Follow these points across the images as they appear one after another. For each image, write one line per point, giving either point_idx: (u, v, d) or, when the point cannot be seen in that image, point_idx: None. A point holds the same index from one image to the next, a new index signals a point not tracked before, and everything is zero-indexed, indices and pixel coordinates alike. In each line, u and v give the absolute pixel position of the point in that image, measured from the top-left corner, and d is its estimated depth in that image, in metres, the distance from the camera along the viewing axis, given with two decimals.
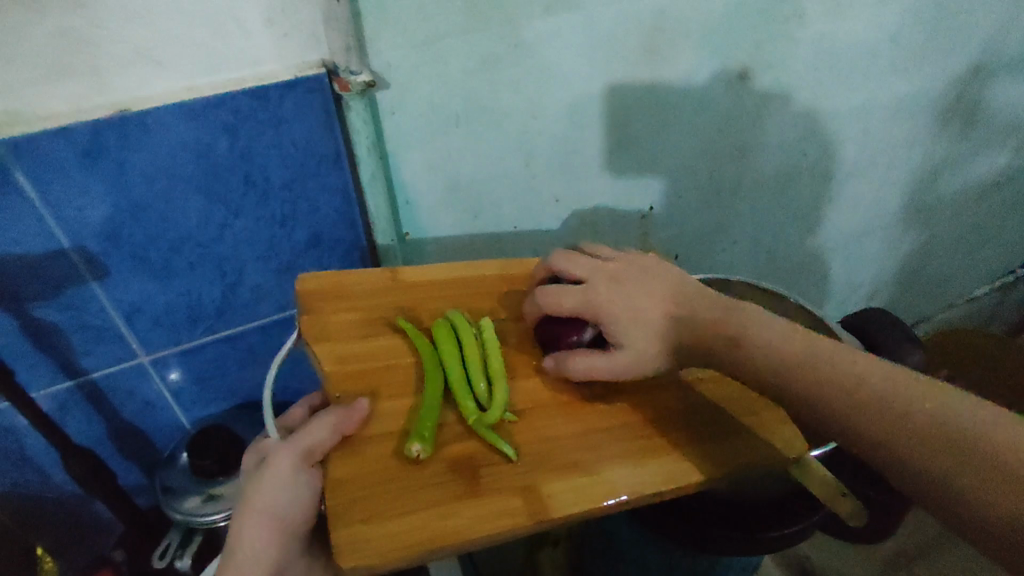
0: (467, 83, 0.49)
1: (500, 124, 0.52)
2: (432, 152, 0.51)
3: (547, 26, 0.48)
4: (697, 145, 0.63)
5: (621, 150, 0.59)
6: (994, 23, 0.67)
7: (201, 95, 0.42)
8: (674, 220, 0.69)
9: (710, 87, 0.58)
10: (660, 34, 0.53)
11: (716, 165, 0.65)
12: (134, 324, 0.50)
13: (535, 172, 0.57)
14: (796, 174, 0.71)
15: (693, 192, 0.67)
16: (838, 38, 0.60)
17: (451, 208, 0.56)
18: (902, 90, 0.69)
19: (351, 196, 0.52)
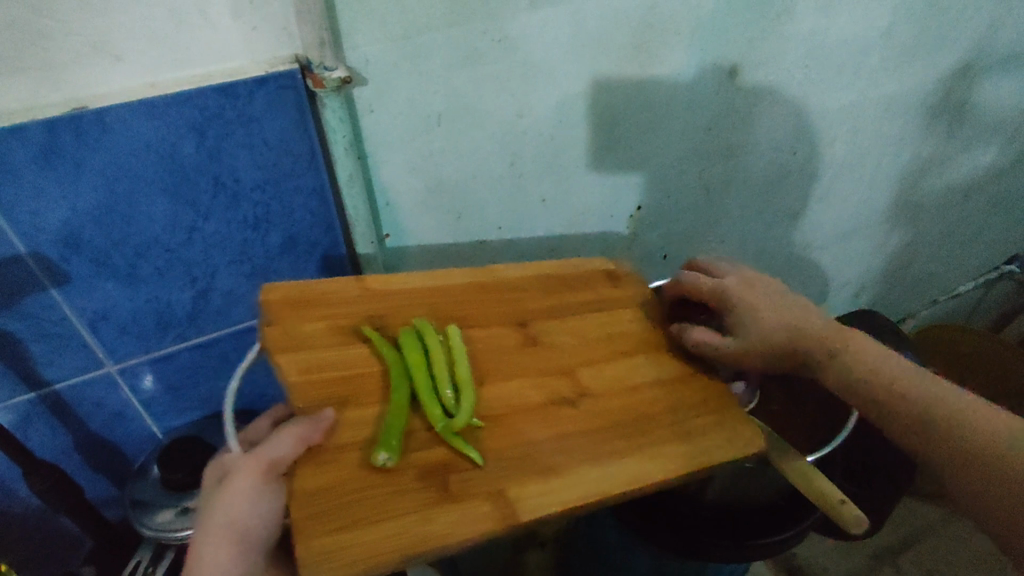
0: (448, 81, 0.48)
1: (481, 123, 0.52)
2: (410, 151, 0.51)
3: (533, 22, 0.48)
4: (686, 144, 0.63)
5: (607, 150, 0.59)
6: (981, 25, 0.70)
7: (165, 92, 0.41)
8: (662, 219, 0.70)
9: (698, 83, 0.59)
10: (650, 31, 0.53)
11: (706, 164, 0.66)
12: (100, 332, 0.49)
13: (521, 171, 0.57)
14: (786, 174, 0.73)
15: (683, 192, 0.68)
16: (828, 36, 0.62)
17: (432, 210, 0.56)
18: (889, 89, 0.71)
19: (327, 198, 0.51)
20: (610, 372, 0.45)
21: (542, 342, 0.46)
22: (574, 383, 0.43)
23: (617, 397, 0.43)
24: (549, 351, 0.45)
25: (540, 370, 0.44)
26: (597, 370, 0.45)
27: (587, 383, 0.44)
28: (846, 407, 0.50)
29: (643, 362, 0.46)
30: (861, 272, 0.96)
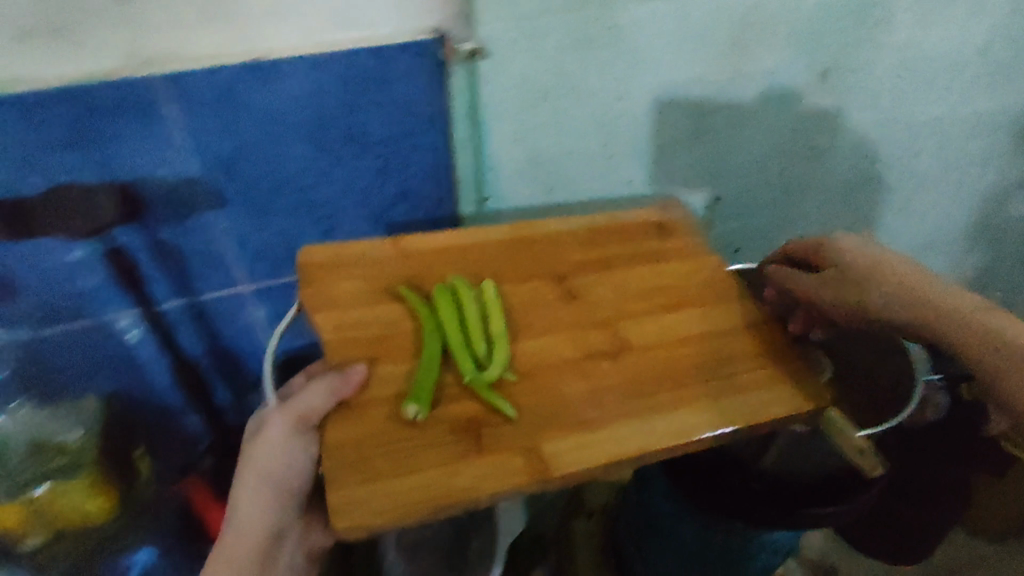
0: (559, 59, 0.48)
1: (581, 101, 0.50)
2: (521, 120, 0.50)
3: (643, 13, 0.47)
4: (770, 144, 0.58)
5: (699, 139, 0.56)
6: None
7: (325, 51, 0.44)
8: (738, 212, 0.63)
9: (784, 96, 0.55)
10: (751, 29, 0.50)
11: (789, 164, 0.60)
12: (241, 255, 0.52)
13: (614, 152, 0.55)
14: (871, 181, 0.65)
15: (762, 188, 0.62)
16: (925, 47, 0.55)
17: (528, 181, 0.55)
18: (982, 106, 0.61)
19: (442, 159, 0.51)
20: (655, 325, 0.43)
21: (581, 297, 0.45)
22: (614, 336, 0.42)
23: (661, 350, 0.42)
24: (588, 307, 0.44)
25: (578, 324, 0.43)
26: (640, 322, 0.43)
27: (628, 337, 0.42)
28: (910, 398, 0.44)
29: (691, 314, 0.44)
30: None
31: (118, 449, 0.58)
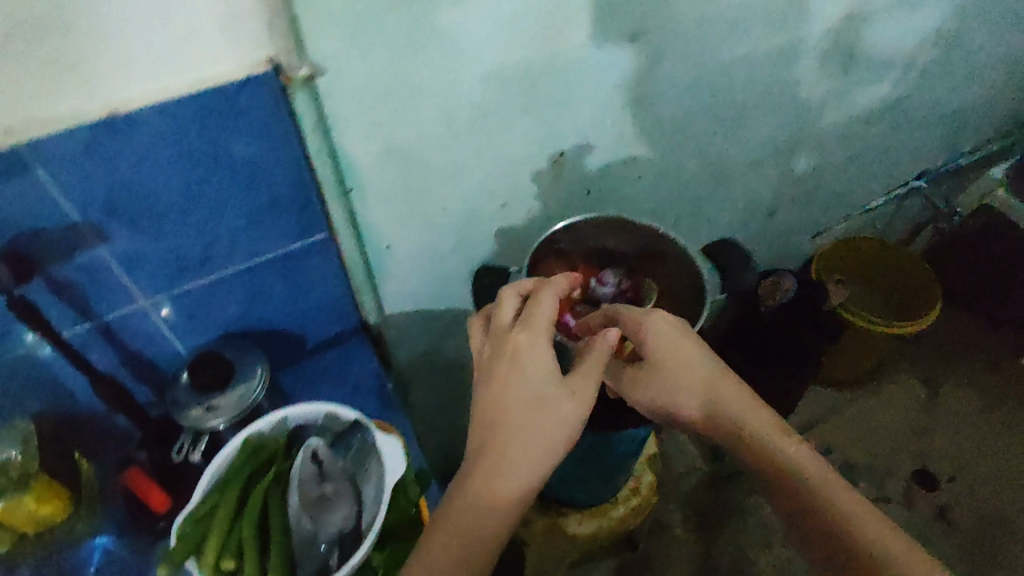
0: (367, 113, 0.68)
1: (407, 100, 0.70)
2: (364, 125, 0.69)
3: (456, 14, 0.65)
4: (392, 180, 0.77)
5: (388, 154, 0.74)
6: (542, 131, 0.86)
7: (172, 128, 0.58)
8: (424, 259, 0.91)
9: (414, 116, 0.72)
10: (395, 91, 0.68)
11: (417, 193, 0.81)
12: (136, 274, 0.68)
13: (387, 164, 0.75)
14: (468, 203, 0.89)
15: (404, 209, 0.82)
16: (391, 123, 0.71)
17: (384, 163, 0.75)
18: (484, 144, 0.82)
19: (302, 167, 0.68)
20: None
21: None
22: None
23: None
24: None
25: None
26: None
27: None
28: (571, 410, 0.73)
29: None
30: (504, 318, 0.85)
31: (28, 394, 0.73)
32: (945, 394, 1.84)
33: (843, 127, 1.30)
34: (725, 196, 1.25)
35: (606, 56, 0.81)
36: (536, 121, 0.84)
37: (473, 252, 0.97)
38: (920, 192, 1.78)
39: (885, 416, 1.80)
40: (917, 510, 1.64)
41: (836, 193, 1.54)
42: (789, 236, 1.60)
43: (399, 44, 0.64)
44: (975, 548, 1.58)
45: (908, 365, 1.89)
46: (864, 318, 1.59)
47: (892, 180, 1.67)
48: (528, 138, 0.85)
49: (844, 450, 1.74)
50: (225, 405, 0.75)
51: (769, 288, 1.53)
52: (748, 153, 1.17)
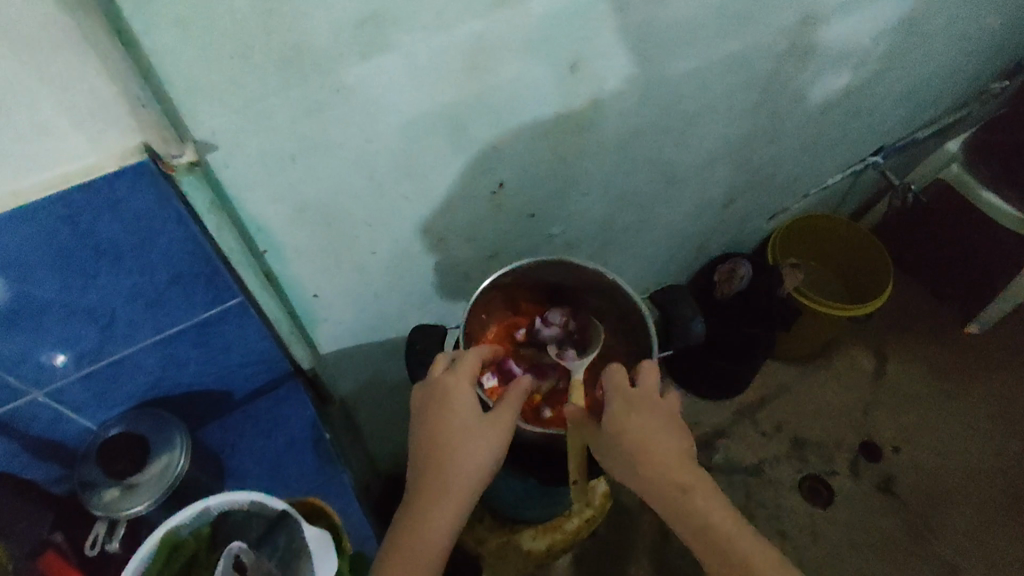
0: (274, 177, 0.61)
1: (320, 159, 0.63)
2: (272, 189, 0.62)
3: (366, 70, 0.58)
4: (312, 236, 0.71)
5: (305, 212, 0.67)
6: (480, 167, 0.79)
7: (39, 229, 0.52)
8: (359, 302, 0.86)
9: (331, 173, 0.65)
10: (304, 153, 0.61)
11: (344, 244, 0.75)
12: (24, 368, 0.62)
13: (305, 221, 0.68)
14: (405, 245, 0.82)
15: (331, 260, 0.76)
16: (305, 184, 0.64)
17: (302, 222, 0.68)
18: (414, 190, 0.75)
19: (203, 242, 0.61)
20: None
21: None
22: None
23: None
24: None
25: None
26: None
27: None
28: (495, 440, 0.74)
29: None
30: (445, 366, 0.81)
31: None
32: (891, 366, 1.91)
33: (799, 118, 1.26)
34: (678, 198, 1.20)
35: (541, 88, 0.74)
36: (472, 158, 0.77)
37: (409, 288, 0.90)
38: (874, 166, 1.79)
39: (832, 391, 1.86)
40: (862, 481, 1.71)
41: (791, 178, 1.52)
42: (744, 222, 1.58)
43: (299, 106, 0.57)
44: (912, 514, 1.67)
45: (856, 340, 1.95)
46: (813, 299, 1.60)
47: (848, 160, 1.65)
48: (463, 175, 0.78)
49: (794, 425, 1.79)
50: (143, 483, 0.72)
51: (724, 275, 1.55)
52: (702, 157, 1.12)
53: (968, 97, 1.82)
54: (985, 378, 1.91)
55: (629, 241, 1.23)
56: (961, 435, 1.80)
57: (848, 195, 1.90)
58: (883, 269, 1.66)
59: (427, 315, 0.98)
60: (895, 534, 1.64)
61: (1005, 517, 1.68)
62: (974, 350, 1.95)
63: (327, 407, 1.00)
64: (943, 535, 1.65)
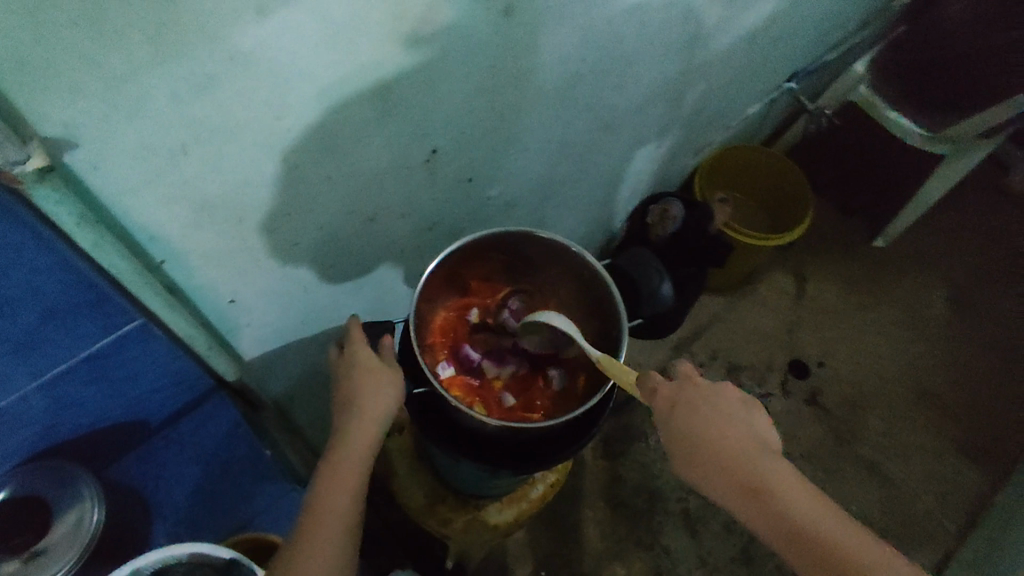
0: (162, 171, 0.50)
1: (219, 146, 0.51)
2: (160, 189, 0.51)
3: (264, 31, 0.46)
4: (221, 237, 0.59)
5: (208, 210, 0.56)
6: (409, 132, 0.68)
7: None
8: (286, 301, 0.75)
9: (235, 160, 0.54)
10: (199, 141, 0.50)
11: (258, 240, 0.63)
12: None
13: (209, 219, 0.56)
14: (333, 231, 0.72)
15: (247, 259, 0.64)
16: (205, 178, 0.53)
17: (206, 224, 0.57)
18: (336, 167, 0.64)
19: (74, 264, 0.53)
20: None
21: None
22: None
23: None
24: None
25: None
26: None
27: None
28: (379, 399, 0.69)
29: None
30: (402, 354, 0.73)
31: None
32: (811, 285, 1.99)
33: (727, 49, 1.21)
34: (614, 145, 1.14)
35: (475, 36, 0.64)
36: (399, 123, 0.66)
37: (341, 276, 0.80)
38: (790, 92, 1.79)
39: (760, 314, 1.91)
40: (792, 398, 1.79)
41: (717, 111, 1.49)
42: (673, 161, 1.56)
43: (181, 81, 0.45)
44: (837, 423, 1.77)
45: (780, 264, 2.01)
46: (741, 233, 1.61)
47: (767, 87, 1.64)
48: (389, 145, 0.67)
49: (729, 353, 1.84)
50: (50, 545, 0.68)
51: (656, 217, 1.52)
52: (638, 97, 1.05)
53: (874, 16, 1.84)
54: (893, 286, 2.01)
55: (567, 194, 1.16)
56: (876, 342, 1.91)
57: (765, 122, 1.91)
58: (802, 196, 1.70)
59: (363, 299, 0.89)
60: (823, 442, 1.74)
61: (917, 413, 1.81)
62: (884, 261, 2.05)
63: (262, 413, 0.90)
64: (864, 437, 1.76)
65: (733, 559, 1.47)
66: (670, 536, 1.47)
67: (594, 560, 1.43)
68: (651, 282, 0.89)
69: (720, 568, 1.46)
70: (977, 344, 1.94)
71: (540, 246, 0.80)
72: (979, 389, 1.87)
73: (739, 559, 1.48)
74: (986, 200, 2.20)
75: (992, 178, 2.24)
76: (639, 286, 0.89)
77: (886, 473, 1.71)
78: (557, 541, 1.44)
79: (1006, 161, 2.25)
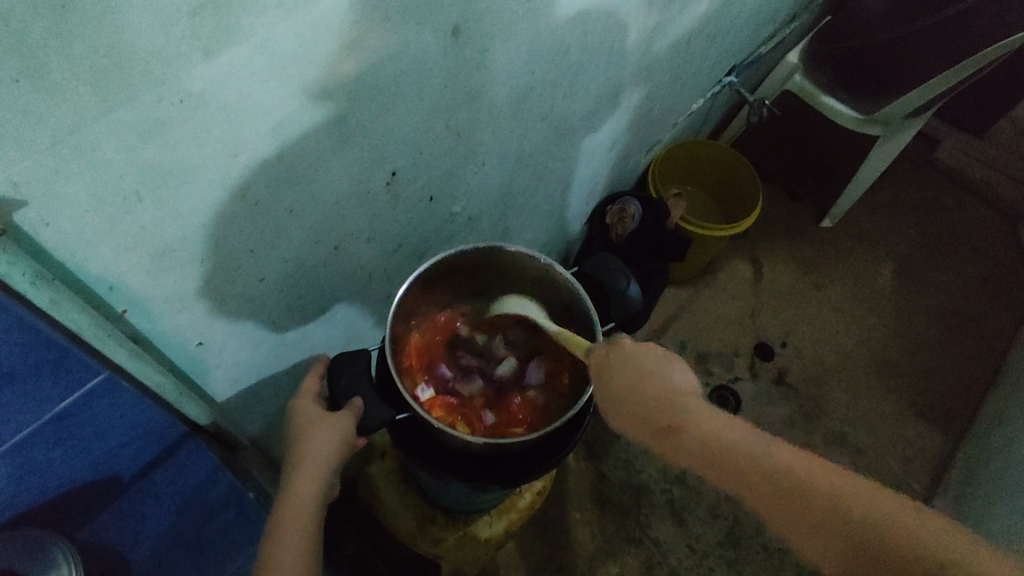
0: (118, 221, 0.48)
1: (174, 187, 0.50)
2: (117, 238, 0.49)
3: (213, 68, 0.45)
4: (183, 281, 0.58)
5: (168, 254, 0.54)
6: (367, 158, 0.68)
7: None
8: (256, 338, 0.73)
9: (193, 200, 0.52)
10: (152, 184, 0.48)
11: (222, 278, 0.62)
12: None
13: (170, 262, 0.55)
14: (299, 265, 0.70)
15: (213, 299, 0.62)
16: (162, 222, 0.51)
17: (168, 268, 0.55)
18: (296, 199, 0.63)
19: (35, 325, 0.51)
20: None
21: None
22: None
23: None
24: None
25: None
26: None
27: None
28: (332, 448, 0.70)
29: None
30: (387, 356, 0.73)
31: None
32: (767, 269, 2.05)
33: (669, 49, 1.24)
34: (569, 152, 1.16)
35: (426, 58, 0.64)
36: (357, 149, 0.65)
37: (310, 309, 0.79)
38: (730, 86, 1.85)
39: (723, 302, 1.96)
40: (760, 381, 1.84)
41: (663, 110, 1.53)
42: (626, 161, 1.59)
43: (129, 126, 0.43)
44: (804, 399, 1.83)
45: (736, 252, 2.06)
46: (697, 226, 1.65)
47: (708, 82, 1.68)
48: (347, 173, 0.67)
49: (696, 342, 1.88)
50: None
51: (616, 218, 1.53)
52: (587, 104, 1.07)
53: (801, 8, 1.91)
54: (844, 263, 2.09)
55: (527, 204, 1.17)
56: (833, 319, 1.98)
57: (709, 116, 1.97)
58: (750, 185, 1.76)
59: (332, 329, 0.88)
60: (794, 420, 1.79)
61: (877, 383, 1.88)
62: (833, 240, 2.13)
63: (240, 454, 0.88)
64: (831, 412, 1.82)
65: (720, 543, 1.50)
66: (658, 528, 1.49)
67: (587, 560, 1.44)
68: (617, 283, 0.90)
69: (710, 554, 1.49)
70: (926, 311, 2.03)
71: (503, 257, 0.81)
72: (931, 353, 1.95)
73: (726, 542, 1.51)
74: (920, 174, 2.31)
75: (924, 152, 2.36)
76: (606, 289, 0.90)
77: (855, 444, 1.78)
78: (548, 546, 1.44)
79: (934, 136, 2.37)
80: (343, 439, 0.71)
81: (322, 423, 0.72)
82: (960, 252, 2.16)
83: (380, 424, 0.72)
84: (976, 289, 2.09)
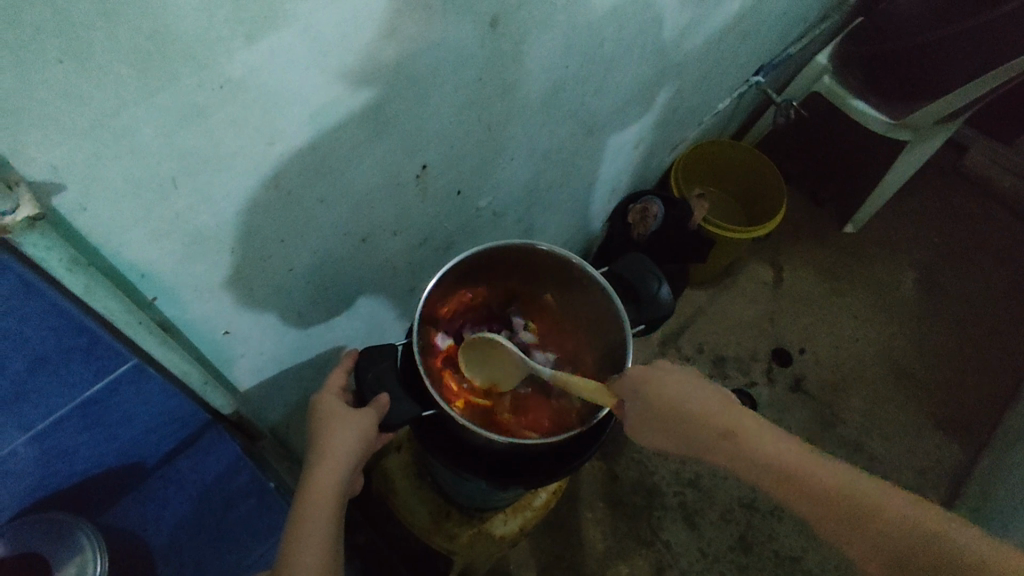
0: (153, 206, 0.48)
1: (210, 174, 0.49)
2: (153, 223, 0.49)
3: (254, 54, 0.44)
4: (212, 269, 0.57)
5: (201, 241, 0.54)
6: (399, 150, 0.67)
7: None
8: (281, 329, 0.73)
9: (228, 188, 0.52)
10: (188, 170, 0.48)
11: (251, 267, 0.61)
12: None
13: (201, 250, 0.54)
14: (326, 256, 0.70)
15: (241, 288, 0.62)
16: (196, 208, 0.51)
17: (199, 255, 0.55)
18: (327, 190, 0.62)
19: (68, 312, 0.50)
20: None
21: None
22: None
23: None
24: None
25: None
26: None
27: None
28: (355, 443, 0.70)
29: None
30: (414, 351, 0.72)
31: None
32: (788, 273, 2.02)
33: (700, 48, 1.22)
34: (595, 149, 1.14)
35: (462, 50, 0.63)
36: (388, 142, 0.64)
37: (335, 301, 0.78)
38: (757, 86, 1.82)
39: (741, 305, 1.94)
40: (777, 386, 1.81)
41: (689, 109, 1.50)
42: (649, 160, 1.57)
43: (169, 110, 0.43)
44: (821, 406, 1.80)
45: (756, 254, 2.04)
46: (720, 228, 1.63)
47: (735, 82, 1.66)
48: (379, 165, 0.66)
49: (712, 344, 1.86)
50: None
51: (638, 217, 1.51)
52: (615, 102, 1.05)
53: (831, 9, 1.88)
54: (866, 269, 2.06)
55: (551, 201, 1.16)
56: (852, 326, 1.95)
57: (734, 116, 1.94)
58: (774, 188, 1.73)
59: (356, 322, 0.87)
60: (811, 427, 1.77)
61: (896, 392, 1.86)
62: (855, 246, 2.10)
63: (260, 443, 0.88)
64: (848, 420, 1.79)
65: (732, 548, 1.49)
66: (670, 531, 1.48)
67: (597, 560, 1.43)
68: (647, 284, 0.89)
69: (720, 559, 1.47)
70: (948, 321, 2.00)
71: (531, 255, 0.80)
72: (952, 364, 1.92)
73: (738, 548, 1.49)
74: (946, 182, 2.27)
75: (950, 160, 2.32)
76: (636, 290, 0.89)
77: (872, 453, 1.75)
78: (559, 544, 1.43)
79: (961, 144, 2.33)
80: (367, 434, 0.70)
81: (345, 417, 0.71)
82: (985, 263, 2.12)
83: (405, 420, 0.72)
84: (1000, 301, 2.05)
